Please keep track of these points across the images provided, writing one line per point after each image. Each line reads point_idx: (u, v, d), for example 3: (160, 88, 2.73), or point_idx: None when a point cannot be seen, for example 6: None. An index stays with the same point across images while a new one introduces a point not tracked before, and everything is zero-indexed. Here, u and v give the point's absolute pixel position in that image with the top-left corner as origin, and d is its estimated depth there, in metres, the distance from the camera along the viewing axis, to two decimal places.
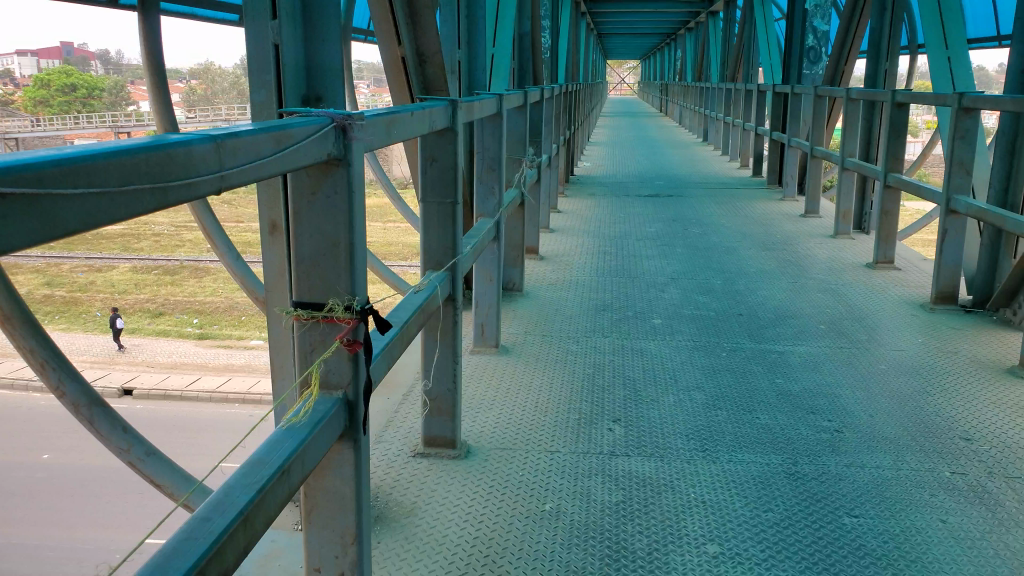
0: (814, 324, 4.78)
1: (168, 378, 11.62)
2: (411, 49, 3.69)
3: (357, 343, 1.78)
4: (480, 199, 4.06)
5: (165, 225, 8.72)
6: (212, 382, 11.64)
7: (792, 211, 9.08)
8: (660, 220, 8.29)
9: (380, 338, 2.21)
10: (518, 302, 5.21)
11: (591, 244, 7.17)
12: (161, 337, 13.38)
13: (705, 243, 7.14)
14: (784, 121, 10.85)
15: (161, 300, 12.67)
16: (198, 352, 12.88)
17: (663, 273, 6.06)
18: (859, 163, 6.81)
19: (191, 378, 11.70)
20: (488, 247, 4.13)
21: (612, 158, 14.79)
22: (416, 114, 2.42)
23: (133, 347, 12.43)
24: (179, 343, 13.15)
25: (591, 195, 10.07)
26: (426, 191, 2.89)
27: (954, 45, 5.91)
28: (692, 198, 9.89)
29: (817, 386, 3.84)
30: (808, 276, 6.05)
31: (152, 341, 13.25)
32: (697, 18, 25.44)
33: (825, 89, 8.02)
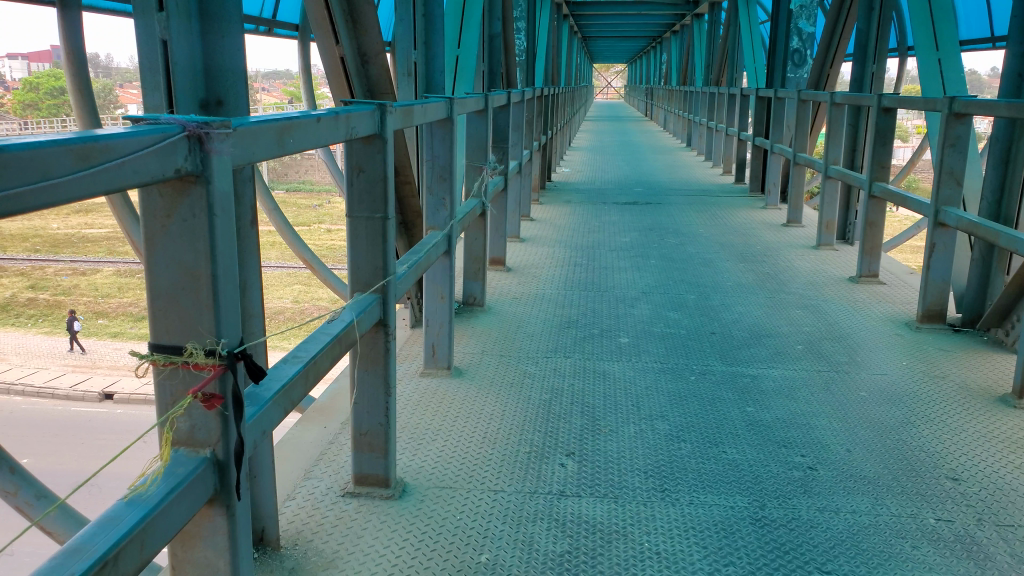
0: (789, 345, 4.52)
1: None
2: (352, 49, 3.43)
3: (215, 399, 1.44)
4: (430, 211, 3.77)
5: None
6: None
7: (774, 220, 8.86)
8: (637, 229, 8.06)
9: (278, 377, 1.90)
10: (478, 317, 4.92)
11: (563, 255, 6.89)
12: None
13: (681, 254, 6.91)
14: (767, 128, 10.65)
15: None
16: None
17: (635, 286, 5.81)
18: (844, 171, 6.58)
19: None
20: (439, 262, 3.85)
21: (594, 164, 14.55)
22: (324, 119, 2.06)
23: None
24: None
25: (568, 202, 9.83)
26: (353, 205, 2.60)
27: (946, 47, 5.75)
28: (672, 206, 9.67)
29: (791, 415, 3.58)
30: (788, 290, 5.80)
31: None
32: (683, 22, 25.31)
33: (809, 93, 7.82)
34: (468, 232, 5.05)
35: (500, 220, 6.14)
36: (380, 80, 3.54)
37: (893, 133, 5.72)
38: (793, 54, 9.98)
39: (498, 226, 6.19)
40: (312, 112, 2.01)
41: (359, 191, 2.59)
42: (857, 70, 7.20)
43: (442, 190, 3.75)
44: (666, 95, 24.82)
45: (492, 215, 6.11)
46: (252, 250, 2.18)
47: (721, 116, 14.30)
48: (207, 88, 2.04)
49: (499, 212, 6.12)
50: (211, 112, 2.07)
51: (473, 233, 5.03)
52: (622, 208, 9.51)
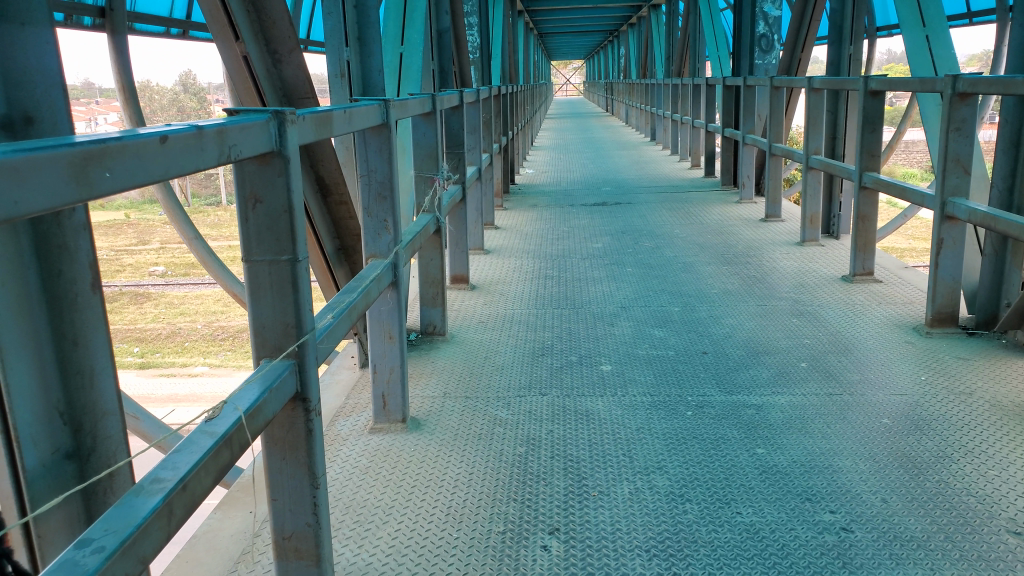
0: (790, 363, 3.99)
1: None
2: (257, 46, 2.80)
3: None
4: (369, 238, 3.14)
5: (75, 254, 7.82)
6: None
7: (752, 215, 8.38)
8: (609, 232, 7.54)
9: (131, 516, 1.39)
10: (438, 350, 4.30)
11: (532, 266, 6.32)
12: None
13: (658, 259, 6.37)
14: (736, 118, 10.19)
15: None
16: None
17: (612, 300, 5.25)
18: (829, 161, 6.12)
19: None
20: (385, 295, 3.22)
21: (558, 163, 14.01)
22: (178, 136, 1.43)
23: None
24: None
25: (534, 206, 9.30)
26: (250, 245, 1.97)
27: (933, 23, 5.30)
28: (643, 205, 9.17)
29: (809, 457, 3.03)
30: (778, 295, 5.30)
31: None
32: (640, 14, 24.92)
33: (782, 79, 7.33)
34: (422, 252, 4.42)
35: (461, 234, 5.53)
36: (297, 83, 2.94)
37: (881, 119, 5.22)
38: (759, 39, 9.49)
39: (459, 241, 5.55)
40: (155, 130, 1.38)
41: (257, 227, 1.96)
42: (833, 53, 6.78)
43: (382, 210, 3.13)
44: (627, 89, 24.44)
45: (450, 229, 5.48)
46: (98, 323, 1.64)
47: (685, 109, 13.84)
48: (7, 99, 1.42)
49: (458, 224, 5.48)
50: (18, 134, 1.44)
51: (427, 253, 4.41)
52: (591, 210, 8.99)
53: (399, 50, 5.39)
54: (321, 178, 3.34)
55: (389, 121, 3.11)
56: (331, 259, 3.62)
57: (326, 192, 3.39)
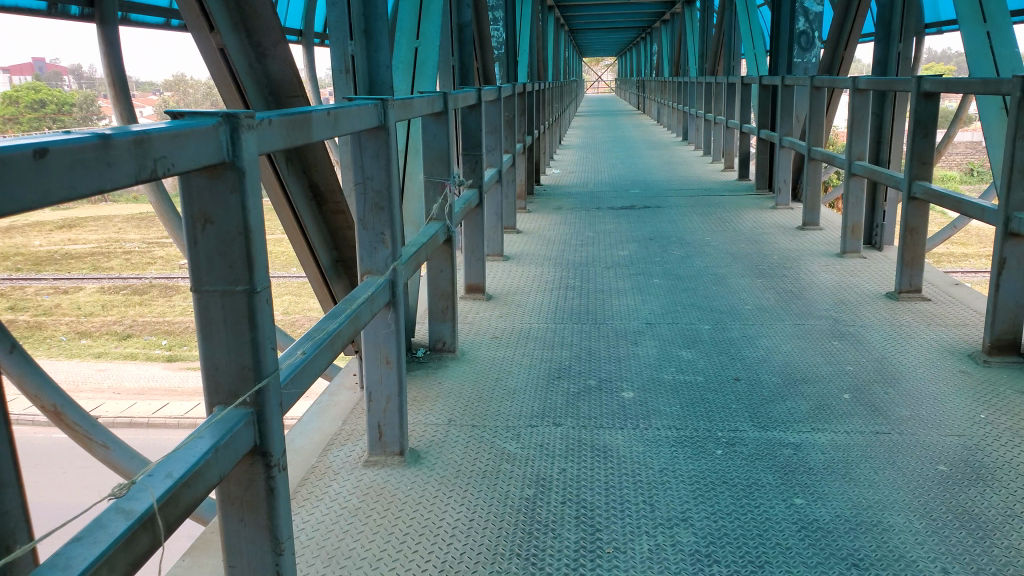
0: (832, 395, 3.61)
1: (132, 405, 10.75)
2: (239, 38, 2.54)
3: None
4: (364, 252, 2.84)
5: (96, 245, 7.73)
6: (176, 409, 10.74)
7: (789, 222, 7.93)
8: (636, 239, 7.17)
9: None
10: (447, 370, 3.99)
11: (553, 275, 5.97)
12: (130, 360, 12.47)
13: (687, 269, 5.99)
14: (773, 118, 9.73)
15: (127, 321, 11.75)
16: (164, 376, 11.97)
17: (635, 315, 4.88)
18: (873, 168, 5.68)
19: (157, 405, 10.85)
20: (381, 315, 2.91)
21: (585, 163, 13.64)
22: (72, 150, 1.13)
23: (94, 374, 11.57)
24: (143, 366, 12.25)
25: (558, 208, 8.96)
26: (200, 274, 1.72)
27: (995, 19, 4.80)
28: (672, 209, 8.77)
29: (854, 511, 2.66)
30: (817, 312, 4.90)
31: (120, 365, 12.38)
32: (673, 10, 24.36)
33: (823, 79, 6.88)
34: (431, 262, 4.10)
35: (477, 241, 5.21)
36: (284, 79, 2.69)
37: (935, 124, 4.76)
38: (798, 37, 9.01)
39: (475, 248, 5.24)
40: (31, 142, 1.07)
41: (208, 252, 1.70)
42: (879, 51, 6.30)
43: (378, 221, 2.83)
44: (658, 87, 23.98)
45: (467, 235, 5.16)
46: None
47: (719, 109, 13.36)
48: None
49: (472, 231, 5.16)
50: None
51: (436, 263, 4.09)
52: (618, 213, 8.61)
53: (414, 45, 5.08)
54: (314, 184, 3.04)
55: (387, 122, 2.79)
56: (329, 271, 3.33)
57: (320, 199, 3.09)
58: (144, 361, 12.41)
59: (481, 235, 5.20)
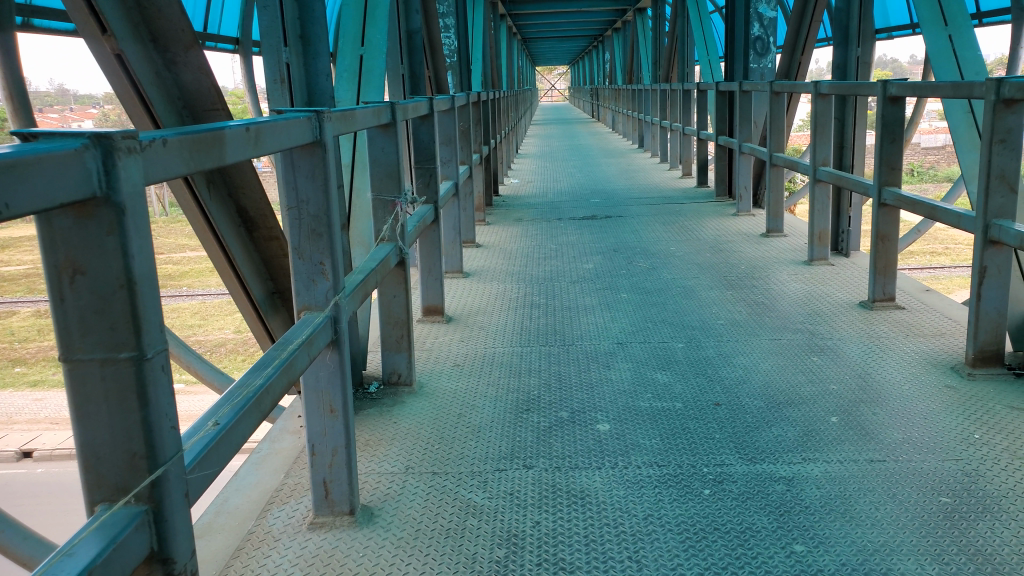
0: (819, 420, 3.36)
1: None
2: (140, 41, 2.22)
3: None
4: (300, 287, 2.48)
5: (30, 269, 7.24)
6: None
7: (753, 229, 7.76)
8: (598, 251, 6.91)
9: None
10: (403, 406, 3.63)
11: (516, 292, 5.66)
12: None
13: (653, 283, 5.74)
14: (731, 124, 9.59)
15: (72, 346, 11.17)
16: None
17: (604, 334, 4.59)
18: (838, 174, 5.51)
19: None
20: (324, 355, 2.56)
21: (543, 172, 13.42)
22: None
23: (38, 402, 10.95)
24: None
25: (517, 220, 8.68)
26: (71, 336, 1.33)
27: (956, 22, 4.67)
28: (633, 218, 8.56)
29: (860, 557, 2.39)
30: (793, 324, 4.68)
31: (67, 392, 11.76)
32: (625, 18, 24.44)
33: (783, 83, 6.74)
34: (381, 287, 3.72)
35: (434, 259, 4.87)
36: (200, 89, 2.39)
37: (903, 127, 4.59)
38: (754, 42, 8.90)
39: (433, 268, 4.89)
40: None
41: (80, 311, 1.32)
42: (838, 56, 6.10)
43: (316, 249, 2.47)
44: (613, 95, 23.98)
45: (422, 254, 4.83)
46: None
47: (675, 115, 13.25)
48: None
49: (429, 249, 4.83)
50: None
51: (387, 288, 3.71)
52: (580, 224, 8.36)
53: (359, 52, 4.71)
54: (243, 209, 2.69)
55: (322, 135, 2.43)
56: (263, 304, 2.99)
57: (250, 225, 2.73)
58: None
59: (438, 254, 4.86)
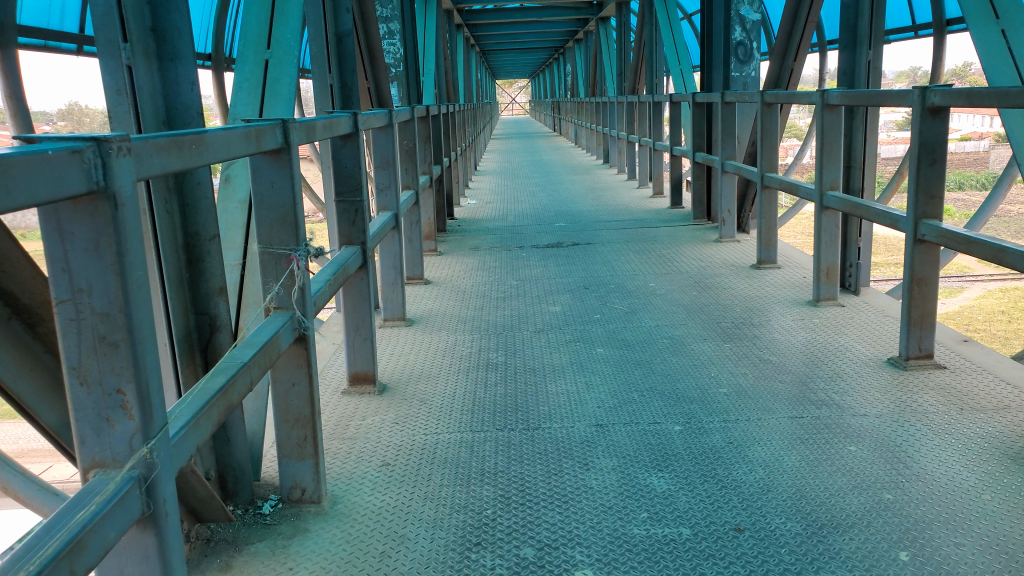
0: (879, 558, 2.42)
1: None
2: None
3: None
4: (85, 431, 1.50)
5: None
6: None
7: (742, 258, 6.91)
8: (568, 288, 6.00)
9: None
10: (306, 543, 2.65)
11: (469, 344, 4.70)
12: None
13: (634, 330, 4.84)
14: (709, 140, 8.80)
15: None
16: None
17: (583, 409, 3.64)
18: (853, 202, 4.71)
19: None
20: (131, 536, 1.58)
21: (503, 191, 12.55)
22: None
23: None
24: None
25: (475, 248, 7.74)
26: None
27: (1011, 14, 3.89)
28: (604, 246, 7.69)
29: None
30: (808, 395, 3.77)
31: None
32: (587, 28, 23.74)
33: (775, 94, 6.00)
34: (273, 373, 2.73)
35: (363, 314, 3.89)
36: None
37: (944, 146, 3.76)
38: (735, 47, 8.12)
39: (362, 326, 3.91)
40: None
41: None
42: (845, 60, 5.46)
43: (108, 368, 1.48)
44: (574, 107, 23.29)
45: (346, 309, 3.87)
46: None
47: (643, 129, 12.46)
48: None
49: (355, 301, 3.88)
50: None
51: (282, 373, 2.73)
52: (545, 254, 7.44)
53: (263, 57, 3.70)
54: (9, 293, 1.69)
55: (107, 180, 1.39)
56: (64, 433, 1.94)
57: (31, 317, 1.75)
58: None
59: (368, 308, 3.89)
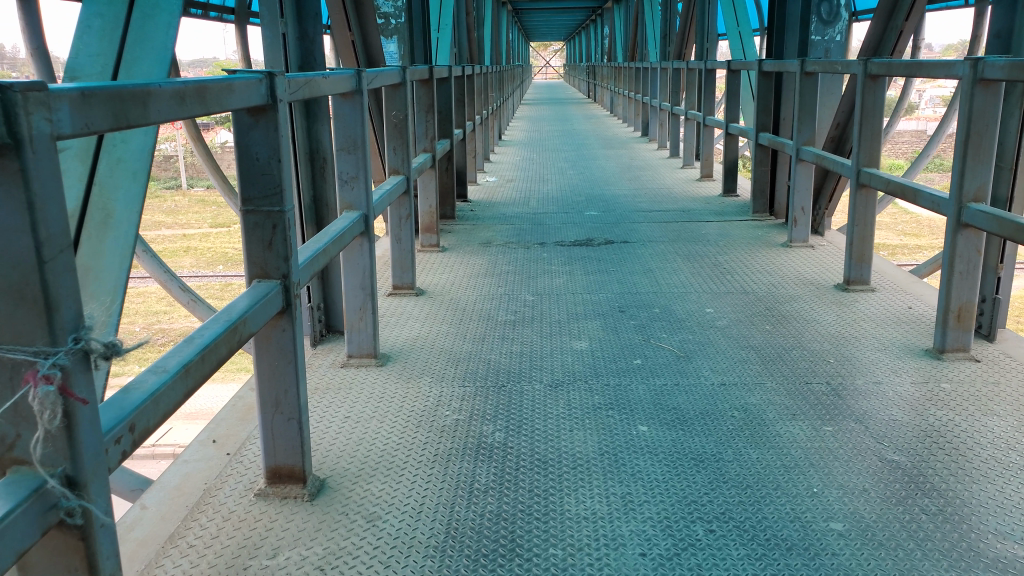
0: None
1: None
2: None
3: None
4: None
5: None
6: None
7: (825, 275, 5.42)
8: (599, 310, 4.64)
9: None
10: None
11: (459, 405, 3.34)
12: None
13: (688, 390, 3.45)
14: (775, 118, 7.24)
15: None
16: None
17: (621, 562, 2.30)
18: (1015, 222, 3.22)
19: None
20: None
21: (527, 166, 11.19)
22: None
23: None
24: None
25: (488, 242, 6.40)
26: None
27: None
28: (643, 247, 6.31)
29: None
30: (967, 546, 2.36)
31: None
32: None
33: (884, 63, 4.51)
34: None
35: (285, 382, 2.57)
36: None
37: None
38: (817, 4, 6.52)
39: (283, 401, 2.59)
40: None
41: None
42: (998, 18, 3.94)
43: None
44: (611, 72, 21.80)
45: (260, 373, 2.56)
46: None
47: (690, 100, 10.88)
48: None
49: (274, 364, 2.56)
50: None
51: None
52: (572, 256, 6.05)
53: None
54: None
55: None
56: None
57: None
58: None
59: (293, 374, 2.56)
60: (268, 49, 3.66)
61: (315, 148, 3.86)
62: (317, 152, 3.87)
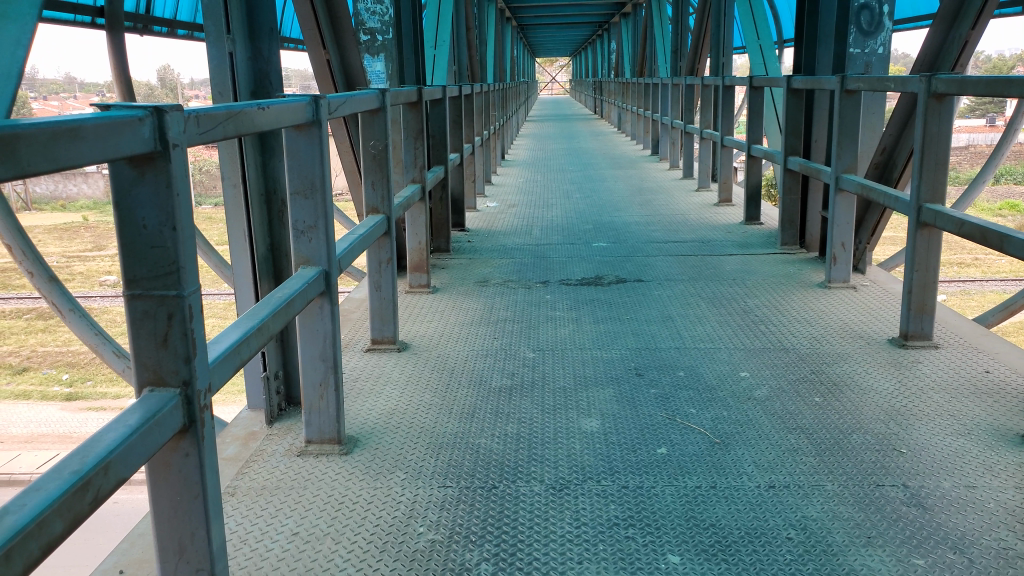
0: None
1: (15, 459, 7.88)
2: None
3: None
4: None
5: None
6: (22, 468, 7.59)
7: (874, 324, 4.88)
8: (614, 373, 4.01)
9: None
10: None
11: (435, 518, 2.70)
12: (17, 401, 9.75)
13: (724, 499, 2.87)
14: (807, 142, 6.57)
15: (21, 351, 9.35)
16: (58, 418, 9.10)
17: None
18: None
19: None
20: None
21: (531, 188, 10.63)
22: None
23: None
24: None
25: (486, 279, 5.78)
26: None
27: None
28: (659, 285, 5.68)
29: None
30: None
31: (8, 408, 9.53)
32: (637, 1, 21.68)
33: (950, 80, 3.89)
34: None
35: (192, 522, 1.89)
36: None
37: None
38: (857, 12, 5.86)
39: (190, 547, 1.92)
40: None
41: None
42: None
43: None
44: (619, 88, 21.38)
45: (156, 512, 1.88)
46: None
47: (706, 118, 10.28)
48: None
49: (175, 501, 1.88)
50: None
51: None
52: (580, 297, 5.40)
53: None
54: None
55: None
56: None
57: None
58: (34, 402, 9.66)
59: (201, 515, 1.88)
60: (215, 73, 3.01)
61: (271, 187, 3.23)
62: (274, 192, 3.24)
